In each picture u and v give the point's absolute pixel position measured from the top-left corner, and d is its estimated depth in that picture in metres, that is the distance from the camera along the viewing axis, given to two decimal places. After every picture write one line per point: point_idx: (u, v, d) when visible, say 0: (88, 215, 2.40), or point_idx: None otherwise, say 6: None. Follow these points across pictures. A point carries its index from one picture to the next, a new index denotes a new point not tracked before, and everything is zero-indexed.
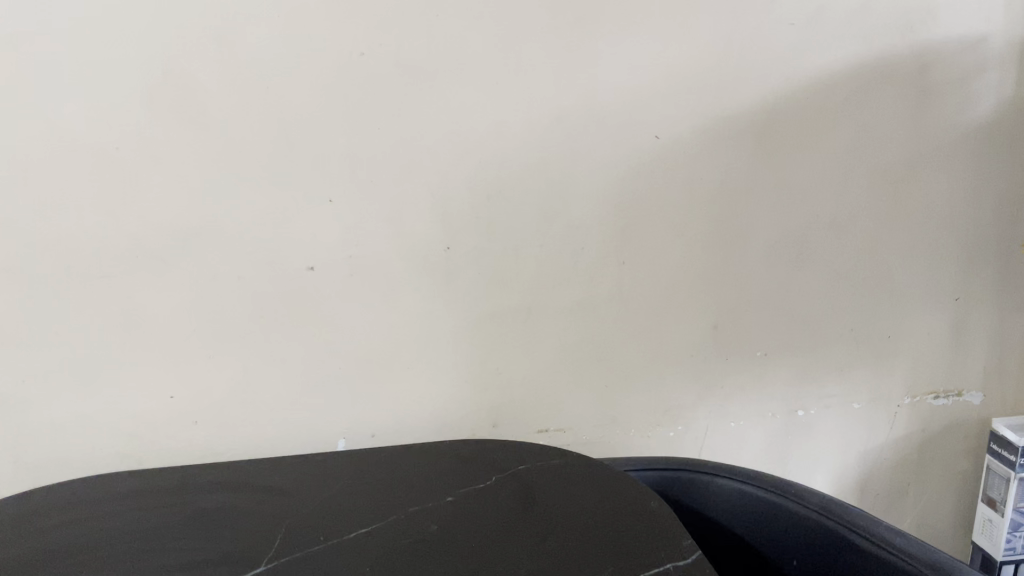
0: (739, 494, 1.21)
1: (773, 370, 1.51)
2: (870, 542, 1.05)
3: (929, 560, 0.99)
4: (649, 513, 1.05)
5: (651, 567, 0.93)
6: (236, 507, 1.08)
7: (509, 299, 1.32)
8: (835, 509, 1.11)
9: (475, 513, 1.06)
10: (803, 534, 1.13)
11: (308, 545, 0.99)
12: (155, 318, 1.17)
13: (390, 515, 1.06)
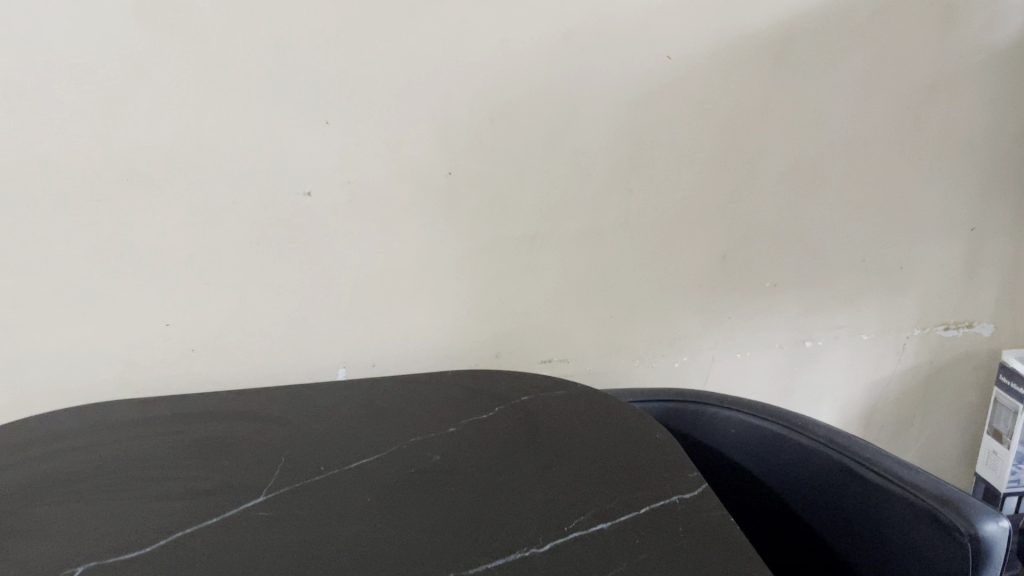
0: (743, 427, 1.21)
1: (781, 301, 1.48)
2: (876, 474, 1.04)
3: (935, 493, 0.98)
4: (655, 445, 1.04)
5: (658, 499, 0.92)
6: (236, 436, 1.07)
7: (513, 226, 1.29)
8: (841, 441, 1.10)
9: (479, 444, 1.05)
10: (808, 465, 1.12)
11: (309, 475, 0.98)
12: (149, 244, 1.14)
13: (392, 445, 1.05)
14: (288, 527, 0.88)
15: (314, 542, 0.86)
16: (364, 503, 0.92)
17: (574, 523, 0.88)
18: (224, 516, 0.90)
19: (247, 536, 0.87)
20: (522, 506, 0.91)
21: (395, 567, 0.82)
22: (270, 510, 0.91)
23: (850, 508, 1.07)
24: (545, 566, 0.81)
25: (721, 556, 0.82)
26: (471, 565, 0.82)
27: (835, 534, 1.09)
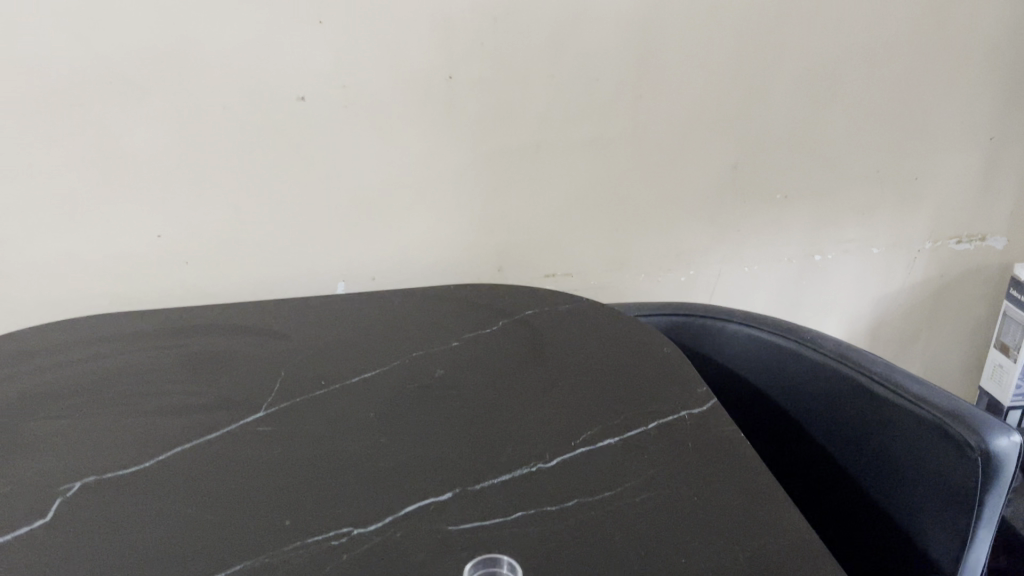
0: (751, 341, 1.20)
1: (791, 213, 1.44)
2: (887, 388, 1.02)
3: (946, 408, 0.96)
4: (664, 360, 1.01)
5: (666, 415, 0.90)
6: (234, 350, 1.05)
7: (516, 135, 1.24)
8: (851, 355, 1.08)
9: (483, 359, 1.03)
10: (818, 379, 1.10)
11: (310, 390, 0.96)
12: (136, 151, 1.09)
13: (395, 360, 1.02)
14: (290, 443, 0.86)
15: (317, 458, 0.84)
16: (367, 419, 0.90)
17: (582, 439, 0.86)
18: (224, 431, 0.88)
19: (248, 452, 0.85)
20: (529, 422, 0.90)
21: (400, 484, 0.80)
22: (271, 426, 0.89)
23: (859, 422, 1.05)
24: (552, 482, 0.80)
25: (732, 472, 0.81)
26: (477, 482, 0.80)
27: (842, 448, 1.09)
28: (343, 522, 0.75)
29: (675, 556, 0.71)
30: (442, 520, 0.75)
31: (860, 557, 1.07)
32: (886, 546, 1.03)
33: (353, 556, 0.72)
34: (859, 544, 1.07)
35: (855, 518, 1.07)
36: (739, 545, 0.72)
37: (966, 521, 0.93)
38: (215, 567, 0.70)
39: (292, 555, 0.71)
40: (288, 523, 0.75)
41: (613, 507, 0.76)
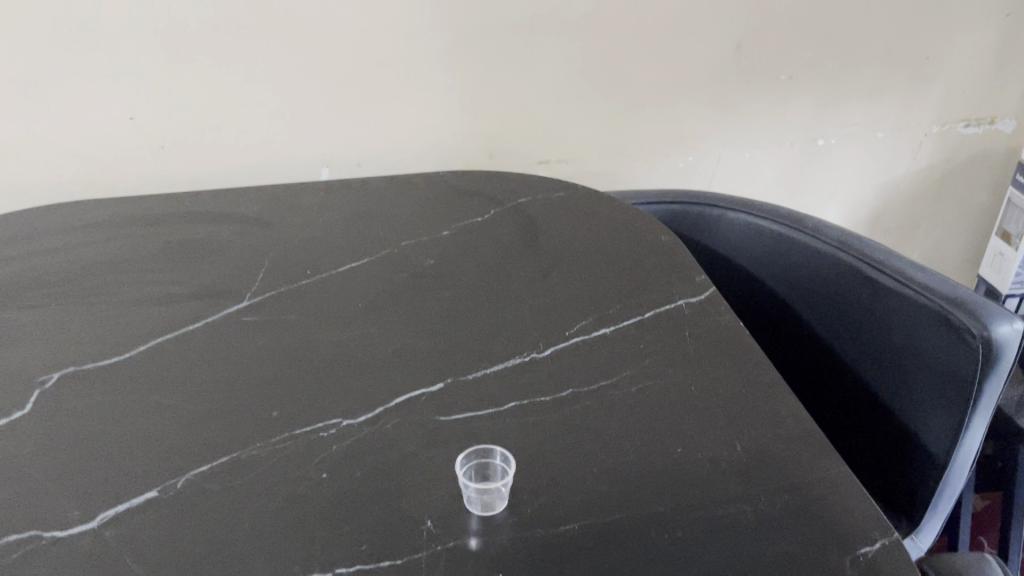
0: (751, 230, 1.16)
1: (795, 95, 1.38)
2: (889, 277, 0.99)
3: (949, 296, 0.93)
4: (661, 248, 0.98)
5: (663, 305, 0.87)
6: (216, 239, 1.01)
7: (508, 10, 1.17)
8: (853, 243, 1.05)
9: (475, 248, 0.99)
10: (818, 268, 1.08)
11: (296, 280, 0.93)
12: (102, 27, 1.02)
13: (383, 248, 0.99)
14: (276, 334, 0.84)
15: (303, 350, 0.82)
16: (354, 310, 0.88)
17: (576, 329, 0.84)
18: (206, 322, 0.86)
19: (232, 343, 0.83)
20: (522, 312, 0.87)
21: (389, 375, 0.78)
22: (255, 316, 0.87)
23: (860, 310, 1.04)
24: (545, 372, 0.78)
25: (730, 362, 0.79)
26: (469, 372, 0.78)
27: (843, 336, 1.07)
28: (331, 413, 0.74)
29: (670, 446, 0.70)
30: (433, 410, 0.74)
31: (861, 441, 1.08)
32: (887, 431, 1.03)
33: (343, 448, 0.70)
34: (860, 429, 1.07)
35: (856, 405, 1.07)
36: (736, 435, 0.71)
37: (966, 406, 0.92)
38: (201, 460, 0.69)
39: (280, 447, 0.70)
40: (275, 415, 0.74)
41: (608, 397, 0.75)
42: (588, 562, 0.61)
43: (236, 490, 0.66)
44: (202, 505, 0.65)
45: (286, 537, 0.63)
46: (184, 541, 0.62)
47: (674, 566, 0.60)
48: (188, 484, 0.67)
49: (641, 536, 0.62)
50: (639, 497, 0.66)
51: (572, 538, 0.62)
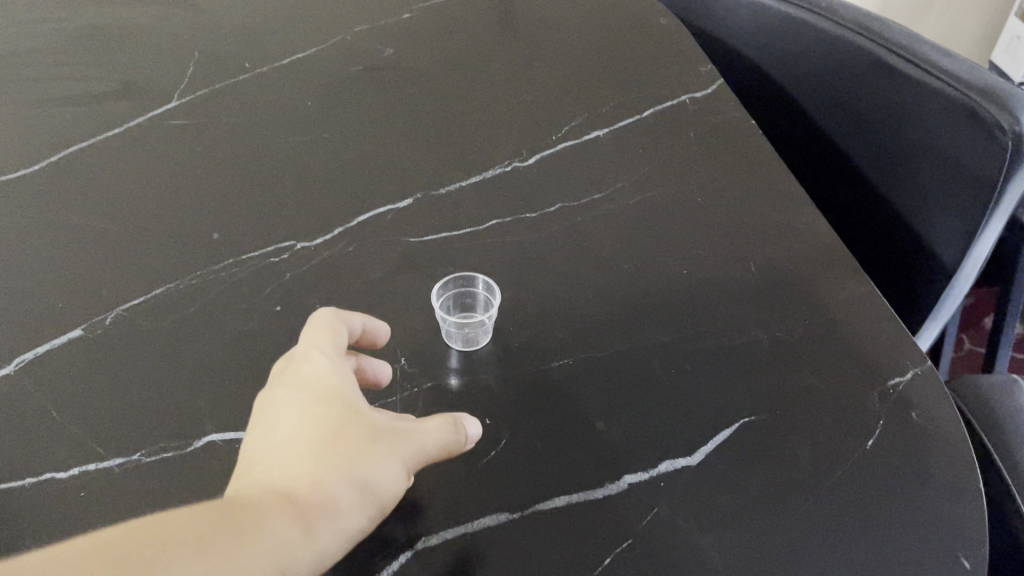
0: (759, 12, 1.01)
1: None
2: (913, 66, 0.86)
3: (978, 86, 0.80)
4: (658, 34, 0.84)
5: (663, 101, 0.75)
6: (135, 23, 0.85)
7: None
8: (875, 26, 0.90)
9: (443, 34, 0.85)
10: (832, 60, 0.94)
11: (233, 75, 0.79)
12: None
13: (335, 35, 0.84)
14: (212, 140, 0.72)
15: (247, 160, 0.70)
16: (305, 111, 0.75)
17: (565, 133, 0.72)
18: (129, 127, 0.73)
19: (162, 152, 0.70)
20: (501, 112, 0.75)
21: (348, 189, 0.67)
22: (187, 119, 0.74)
23: (878, 107, 0.91)
24: (531, 184, 0.67)
25: (741, 167, 0.68)
26: (441, 185, 0.67)
27: (858, 137, 0.96)
28: (283, 235, 0.63)
29: (676, 268, 0.61)
30: (402, 230, 0.64)
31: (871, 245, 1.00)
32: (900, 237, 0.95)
33: (299, 276, 0.60)
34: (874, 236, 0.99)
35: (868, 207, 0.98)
36: (749, 253, 0.62)
37: (984, 209, 0.83)
38: (132, 292, 0.59)
39: (226, 276, 0.60)
40: (217, 238, 0.63)
41: (604, 213, 0.65)
42: (584, 403, 0.53)
43: (177, 327, 0.57)
44: (137, 345, 0.56)
45: (237, 381, 0.54)
46: (119, 387, 0.54)
47: (682, 404, 0.53)
48: (118, 321, 0.57)
49: (644, 372, 0.55)
50: (641, 327, 0.57)
51: (566, 376, 0.55)
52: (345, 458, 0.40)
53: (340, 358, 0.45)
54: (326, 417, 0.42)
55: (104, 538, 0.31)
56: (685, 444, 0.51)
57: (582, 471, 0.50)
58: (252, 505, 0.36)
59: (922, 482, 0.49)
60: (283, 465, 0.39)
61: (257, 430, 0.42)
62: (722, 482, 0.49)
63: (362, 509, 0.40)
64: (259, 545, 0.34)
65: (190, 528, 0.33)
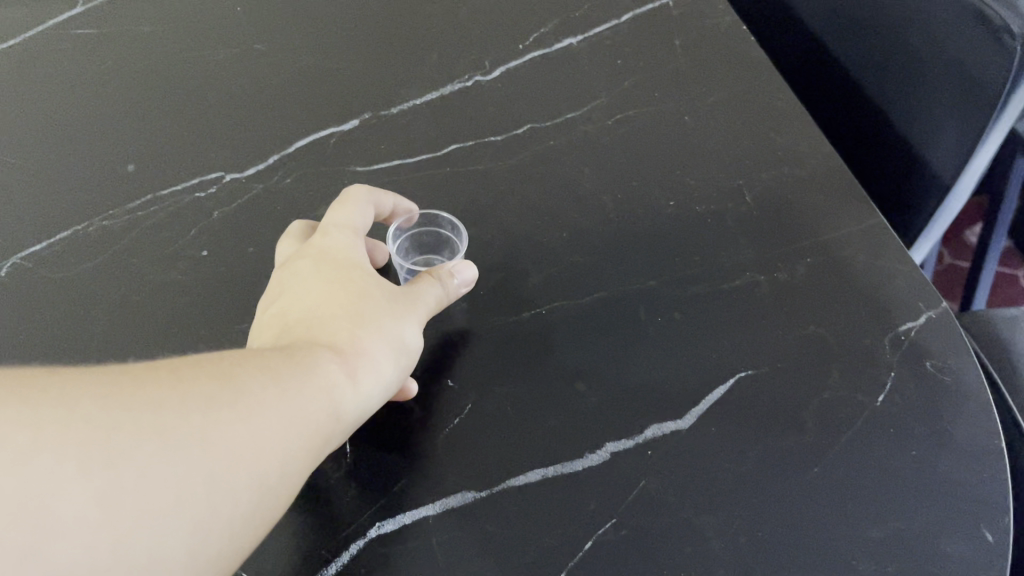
0: None
1: None
2: None
3: None
4: None
5: (645, 3, 0.66)
6: None
7: None
8: None
9: None
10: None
11: None
12: None
13: None
14: (127, 53, 0.62)
15: (166, 77, 0.61)
16: (233, 18, 0.65)
17: (532, 41, 0.63)
18: (27, 38, 0.63)
19: (66, 68, 0.61)
20: (459, 17, 0.66)
21: (285, 110, 0.58)
22: (94, 28, 0.64)
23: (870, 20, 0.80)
24: (495, 102, 0.59)
25: (733, 79, 0.61)
26: (393, 104, 0.59)
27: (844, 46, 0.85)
28: (209, 165, 0.55)
29: (660, 200, 0.54)
30: (347, 158, 0.56)
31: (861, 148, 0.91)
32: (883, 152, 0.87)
33: (228, 214, 0.52)
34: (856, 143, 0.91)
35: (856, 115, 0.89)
36: (744, 181, 0.55)
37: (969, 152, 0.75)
38: (33, 237, 0.51)
39: (142, 215, 0.52)
40: (132, 170, 0.54)
41: (578, 137, 0.57)
42: (559, 360, 0.46)
43: (86, 277, 0.49)
44: (38, 298, 0.48)
45: (157, 337, 0.46)
46: (16, 351, 0.46)
47: (673, 359, 0.46)
48: (16, 272, 0.49)
49: (625, 322, 0.48)
50: (623, 271, 0.50)
51: (538, 329, 0.48)
52: (373, 315, 0.40)
53: (353, 234, 0.45)
54: (349, 280, 0.42)
55: (191, 359, 0.34)
56: (675, 406, 0.45)
57: (557, 440, 0.43)
58: (300, 351, 0.37)
59: (942, 443, 0.43)
60: (318, 319, 0.39)
61: (280, 300, 0.42)
62: (718, 448, 0.43)
63: (394, 361, 0.40)
64: (316, 384, 0.35)
65: (258, 359, 0.35)
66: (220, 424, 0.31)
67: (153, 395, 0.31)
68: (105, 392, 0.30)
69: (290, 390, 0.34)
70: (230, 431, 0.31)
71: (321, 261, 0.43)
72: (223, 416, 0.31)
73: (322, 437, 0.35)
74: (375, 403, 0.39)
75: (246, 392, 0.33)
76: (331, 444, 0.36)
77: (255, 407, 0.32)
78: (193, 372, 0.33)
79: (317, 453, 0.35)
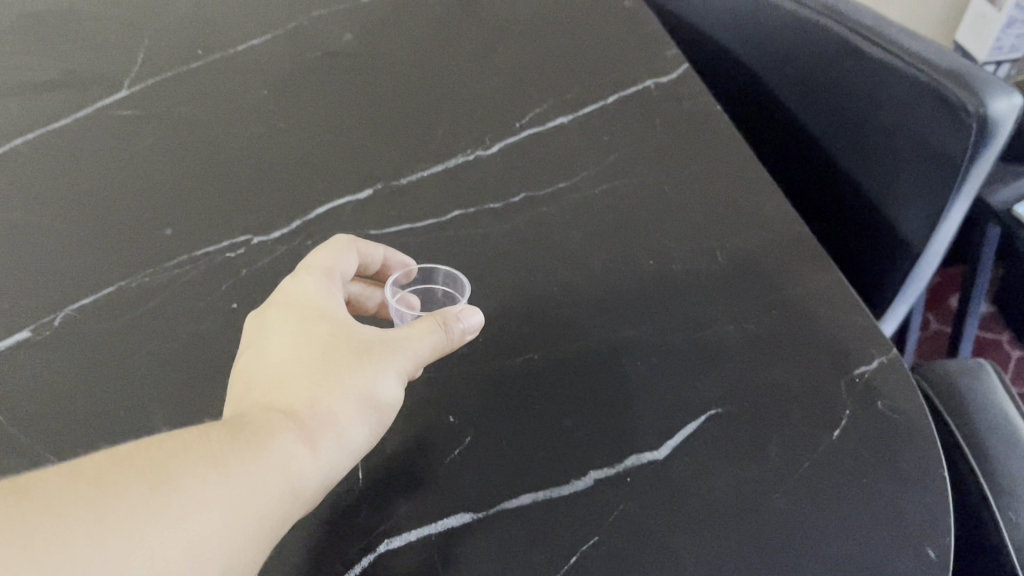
0: None
1: None
2: (876, 48, 0.81)
3: (943, 68, 0.76)
4: (625, 16, 0.83)
5: (629, 86, 0.74)
6: (80, 8, 0.81)
7: None
8: (840, 6, 0.85)
9: (402, 17, 0.82)
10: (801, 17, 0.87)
11: (184, 63, 0.76)
12: None
13: (291, 21, 0.81)
14: (167, 132, 0.69)
15: (200, 152, 0.68)
16: (261, 100, 0.73)
17: (528, 120, 0.71)
18: (79, 118, 0.70)
19: (113, 145, 0.68)
20: (464, 99, 0.73)
21: (308, 180, 0.65)
22: (137, 109, 0.71)
23: (849, 74, 0.85)
24: (495, 174, 0.66)
25: (709, 153, 0.68)
26: (403, 176, 0.66)
27: (826, 97, 0.90)
28: (239, 229, 0.61)
29: (641, 258, 0.60)
30: (361, 224, 0.62)
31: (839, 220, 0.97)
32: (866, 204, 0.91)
33: (256, 273, 0.59)
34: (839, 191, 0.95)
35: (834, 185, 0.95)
36: (717, 242, 0.61)
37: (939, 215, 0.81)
38: (82, 292, 0.57)
39: (179, 273, 0.58)
40: (171, 233, 0.61)
41: (568, 204, 0.64)
42: (549, 399, 0.52)
43: (129, 327, 0.55)
44: (87, 347, 0.54)
45: (192, 380, 0.52)
46: (68, 391, 0.51)
47: (649, 399, 0.52)
48: (68, 322, 0.55)
49: (609, 366, 0.54)
50: (608, 321, 0.56)
51: (531, 373, 0.53)
52: (342, 377, 0.44)
53: (330, 289, 0.49)
54: (319, 340, 0.45)
55: (130, 452, 0.36)
56: (652, 439, 0.50)
57: (547, 468, 0.49)
58: (258, 424, 0.41)
59: (891, 473, 0.48)
60: (281, 385, 0.43)
61: (252, 355, 0.46)
62: (690, 476, 0.48)
63: (362, 422, 0.44)
64: (268, 465, 0.39)
65: (206, 441, 0.38)
66: (156, 528, 0.34)
67: (87, 501, 0.33)
68: (42, 501, 0.33)
69: (234, 480, 0.37)
70: (160, 535, 0.34)
71: (300, 317, 0.47)
72: (161, 518, 0.34)
73: (272, 521, 0.38)
74: (340, 464, 0.43)
75: (181, 492, 0.35)
76: (288, 520, 0.40)
77: (193, 506, 0.35)
78: (130, 472, 0.35)
79: (267, 535, 0.38)
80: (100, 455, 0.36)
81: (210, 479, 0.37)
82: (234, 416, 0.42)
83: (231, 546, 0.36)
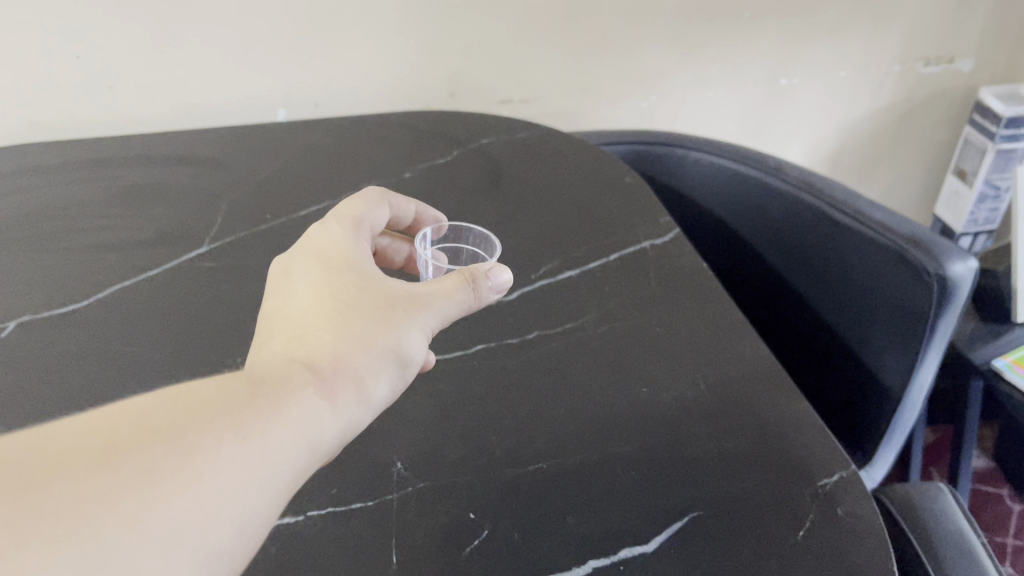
0: (716, 172, 1.09)
1: (760, 33, 1.35)
2: (850, 219, 0.94)
3: (907, 235, 0.88)
4: (626, 189, 0.98)
5: (628, 246, 0.87)
6: (170, 181, 0.97)
7: None
8: (818, 183, 0.99)
9: (437, 188, 0.98)
10: (776, 183, 1.02)
11: (254, 226, 0.90)
12: None
13: (344, 192, 0.96)
14: (239, 279, 0.82)
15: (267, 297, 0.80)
16: None
17: (542, 273, 0.83)
18: (166, 269, 0.83)
19: (194, 290, 0.81)
20: None
21: None
22: (215, 262, 0.85)
23: (826, 238, 0.98)
24: (513, 316, 0.78)
25: (695, 301, 0.79)
26: None
27: (808, 251, 1.02)
28: None
29: (636, 385, 0.71)
30: None
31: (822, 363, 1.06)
32: (845, 343, 1.01)
33: None
34: (820, 324, 1.04)
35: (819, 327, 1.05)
36: (701, 373, 0.72)
37: (911, 364, 0.91)
38: None
39: None
40: (241, 360, 0.72)
41: (574, 341, 0.75)
42: (555, 499, 0.61)
43: None
44: None
45: None
46: None
47: (641, 502, 0.61)
48: None
49: (607, 475, 0.63)
50: (607, 437, 0.66)
51: (539, 479, 0.63)
52: (368, 327, 0.52)
53: (360, 255, 0.58)
54: (347, 294, 0.54)
55: (157, 410, 0.41)
56: (643, 535, 0.59)
57: (553, 557, 0.57)
58: (276, 383, 0.46)
59: (848, 567, 0.56)
60: (308, 335, 0.51)
61: (282, 310, 0.54)
62: (675, 566, 0.57)
63: (383, 369, 0.52)
64: (282, 423, 0.45)
65: (224, 401, 0.43)
66: (185, 476, 0.39)
67: (125, 457, 0.38)
68: (84, 458, 0.37)
69: (251, 437, 0.43)
70: (189, 486, 0.39)
71: (330, 272, 0.56)
72: (189, 459, 0.39)
73: (290, 470, 0.44)
74: (355, 418, 0.50)
75: (203, 448, 0.40)
76: (304, 469, 0.46)
77: (214, 458, 0.40)
78: (158, 430, 0.40)
79: (286, 481, 0.44)
80: (125, 412, 0.40)
81: (229, 431, 0.42)
82: (256, 372, 0.48)
83: (250, 493, 0.42)
